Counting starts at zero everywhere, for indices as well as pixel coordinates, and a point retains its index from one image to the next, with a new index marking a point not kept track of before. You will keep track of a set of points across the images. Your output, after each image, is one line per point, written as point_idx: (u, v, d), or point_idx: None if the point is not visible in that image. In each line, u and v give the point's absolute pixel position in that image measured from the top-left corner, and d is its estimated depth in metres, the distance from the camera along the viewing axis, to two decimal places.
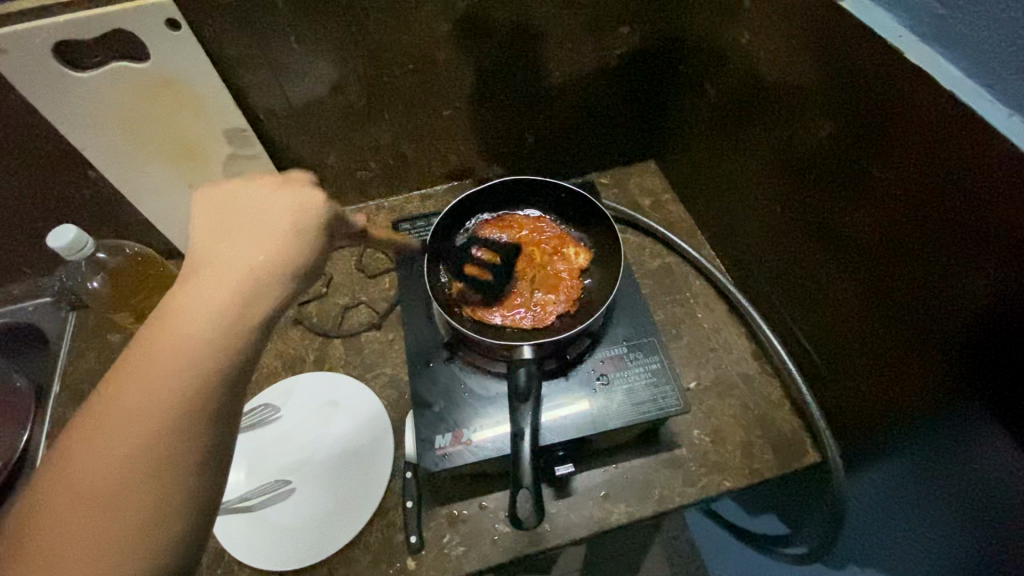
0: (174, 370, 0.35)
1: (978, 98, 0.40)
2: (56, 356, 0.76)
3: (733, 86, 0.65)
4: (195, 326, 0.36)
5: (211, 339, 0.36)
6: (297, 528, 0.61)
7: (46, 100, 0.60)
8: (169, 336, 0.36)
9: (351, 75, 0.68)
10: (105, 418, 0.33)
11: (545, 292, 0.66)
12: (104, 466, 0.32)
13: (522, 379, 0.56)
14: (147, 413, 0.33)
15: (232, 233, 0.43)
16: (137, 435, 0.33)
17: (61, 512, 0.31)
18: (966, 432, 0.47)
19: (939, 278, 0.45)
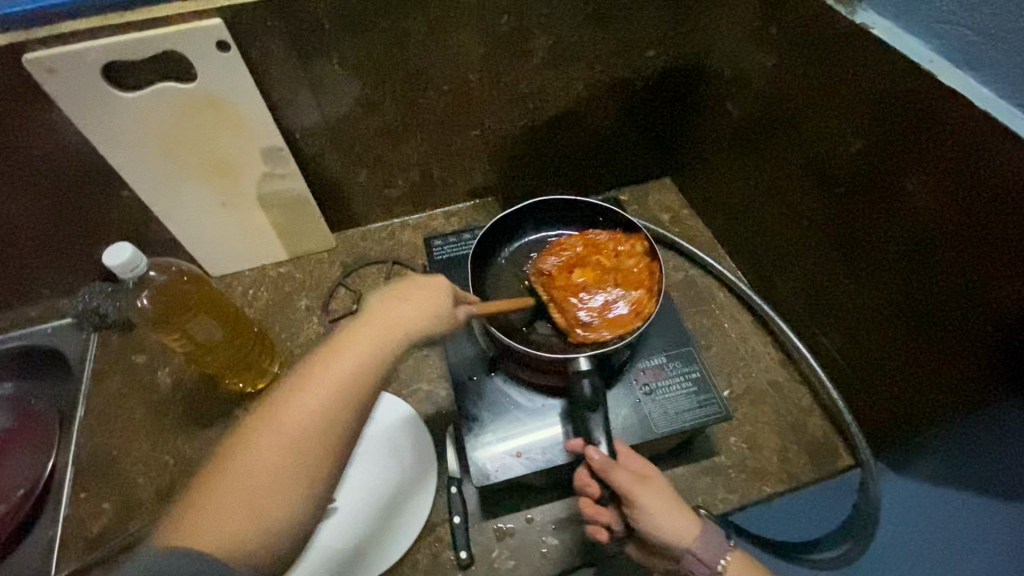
0: (318, 406, 0.42)
1: (1012, 117, 0.43)
2: (79, 378, 0.75)
3: (758, 106, 0.68)
4: (338, 369, 0.43)
5: (326, 428, 0.42)
6: (342, 547, 0.60)
7: (89, 118, 0.60)
8: (309, 387, 0.42)
9: (389, 96, 0.70)
10: (266, 430, 0.41)
11: (633, 289, 0.66)
12: (259, 470, 0.39)
13: (588, 391, 0.57)
14: (290, 440, 0.41)
15: (371, 315, 0.48)
16: (288, 452, 0.40)
17: (222, 497, 0.38)
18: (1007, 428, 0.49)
19: (976, 283, 0.48)
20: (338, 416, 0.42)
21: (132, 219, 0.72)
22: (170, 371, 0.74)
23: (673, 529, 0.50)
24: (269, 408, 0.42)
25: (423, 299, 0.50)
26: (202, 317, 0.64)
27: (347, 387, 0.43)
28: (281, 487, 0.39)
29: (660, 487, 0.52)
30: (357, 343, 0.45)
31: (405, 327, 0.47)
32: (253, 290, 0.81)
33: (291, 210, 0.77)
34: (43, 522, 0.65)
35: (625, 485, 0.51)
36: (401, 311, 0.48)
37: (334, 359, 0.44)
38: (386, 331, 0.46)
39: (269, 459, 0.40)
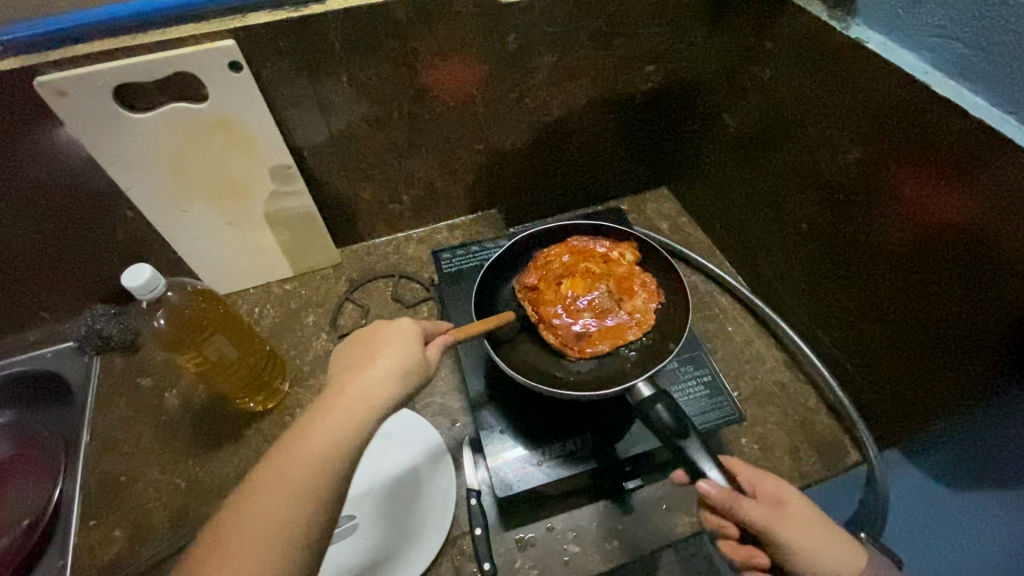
0: (276, 509, 0.40)
1: (1005, 124, 0.46)
2: (82, 403, 0.73)
3: (755, 117, 0.71)
4: (297, 469, 0.42)
5: (290, 529, 0.40)
6: (364, 564, 0.59)
7: (98, 140, 0.60)
8: (266, 488, 0.41)
9: (396, 113, 0.71)
10: (225, 540, 0.39)
11: (628, 296, 0.68)
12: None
13: (666, 416, 0.54)
14: (247, 547, 0.39)
15: (340, 390, 0.46)
16: (248, 563, 0.39)
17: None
18: (1001, 420, 0.51)
19: (975, 282, 0.50)
20: (306, 515, 0.41)
21: (138, 239, 0.71)
22: (178, 393, 0.73)
23: (833, 562, 0.46)
24: (229, 512, 0.41)
25: (392, 358, 0.48)
26: (221, 337, 0.62)
27: (306, 479, 0.41)
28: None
29: (807, 515, 0.48)
30: (320, 427, 0.43)
31: (365, 392, 0.45)
32: (259, 308, 0.80)
33: (298, 227, 0.77)
34: (50, 552, 0.63)
35: (762, 520, 0.47)
36: (364, 376, 0.46)
37: (295, 451, 0.42)
38: (354, 411, 0.44)
39: (229, 571, 0.38)
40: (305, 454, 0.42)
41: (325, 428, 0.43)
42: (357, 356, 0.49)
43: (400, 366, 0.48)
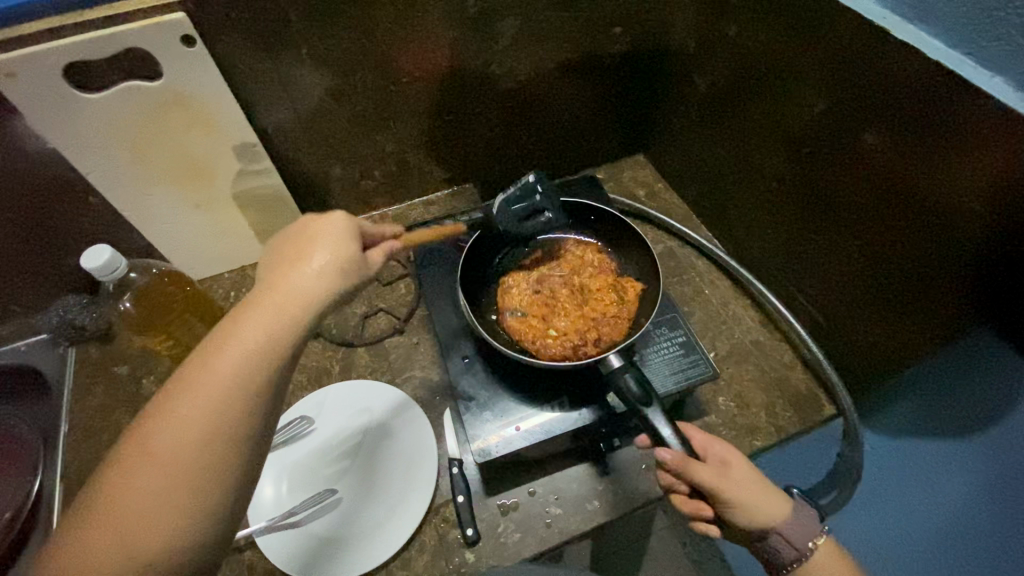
0: (209, 398, 0.36)
1: (962, 64, 0.46)
2: (59, 394, 0.73)
3: (722, 76, 0.71)
4: (231, 362, 0.37)
5: (223, 426, 0.36)
6: (345, 534, 0.60)
7: (51, 123, 0.58)
8: (191, 391, 0.36)
9: (360, 86, 0.70)
10: (147, 438, 0.35)
11: (599, 323, 0.66)
12: (145, 485, 0.34)
13: (634, 387, 0.53)
14: (173, 447, 0.35)
15: (275, 284, 0.41)
16: (177, 467, 0.35)
17: (99, 527, 0.33)
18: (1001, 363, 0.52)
19: (938, 227, 0.51)
20: (238, 411, 0.37)
21: (103, 226, 0.70)
22: (156, 379, 0.72)
23: (765, 515, 0.50)
24: (153, 410, 0.36)
25: (332, 253, 0.44)
26: (193, 320, 0.64)
27: (238, 375, 0.37)
28: (179, 497, 0.35)
29: (746, 476, 0.52)
30: (253, 320, 0.39)
31: (306, 288, 0.42)
32: (234, 292, 0.80)
33: (267, 207, 0.76)
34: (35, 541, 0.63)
35: (712, 480, 0.50)
36: (303, 275, 0.42)
37: (230, 344, 0.38)
38: (292, 305, 0.41)
39: (157, 468, 0.34)
40: (237, 343, 0.38)
41: (259, 319, 0.39)
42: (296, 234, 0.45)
43: (340, 266, 0.44)
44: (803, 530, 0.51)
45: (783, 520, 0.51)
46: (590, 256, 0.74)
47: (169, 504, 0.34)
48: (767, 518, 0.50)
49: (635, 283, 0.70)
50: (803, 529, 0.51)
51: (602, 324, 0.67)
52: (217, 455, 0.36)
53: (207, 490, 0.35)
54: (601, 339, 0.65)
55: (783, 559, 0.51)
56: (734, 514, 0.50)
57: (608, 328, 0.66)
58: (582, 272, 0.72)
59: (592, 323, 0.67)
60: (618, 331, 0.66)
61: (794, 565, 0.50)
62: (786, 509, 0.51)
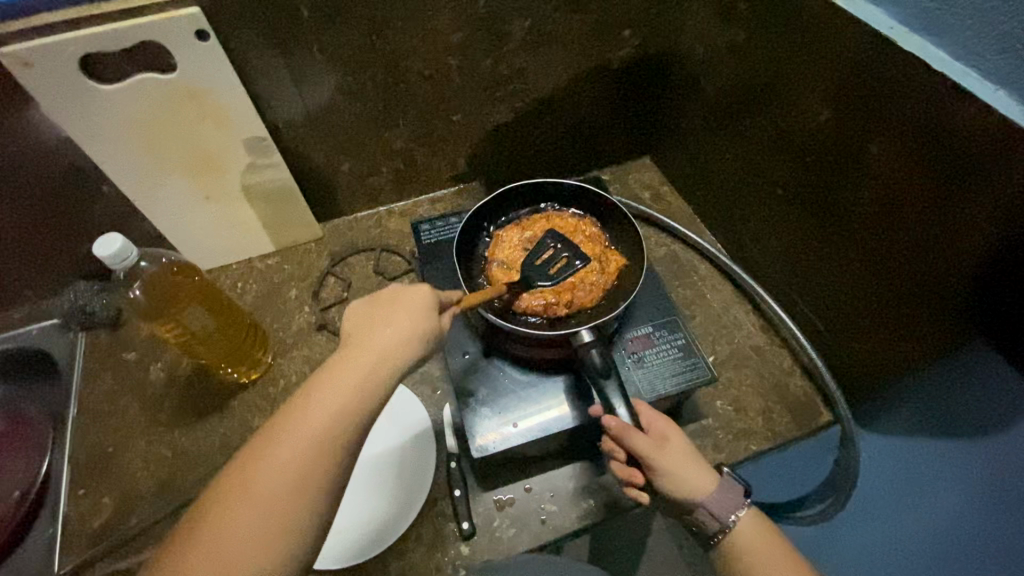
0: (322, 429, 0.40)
1: (967, 77, 0.46)
2: (69, 378, 0.74)
3: (729, 83, 0.71)
4: (327, 414, 0.41)
5: (315, 477, 0.39)
6: (354, 528, 0.61)
7: (68, 114, 0.59)
8: (288, 443, 0.39)
9: (369, 83, 0.71)
10: (246, 483, 0.39)
11: (577, 288, 0.66)
12: (244, 527, 0.38)
13: (597, 360, 0.56)
14: (272, 493, 0.38)
15: (358, 344, 0.44)
16: (262, 511, 0.38)
17: (201, 560, 0.36)
18: (988, 381, 0.50)
19: (939, 240, 0.51)
20: (328, 464, 0.40)
21: (115, 215, 0.71)
22: (163, 366, 0.74)
23: (690, 485, 0.52)
24: (251, 454, 0.40)
25: (417, 313, 0.47)
26: (196, 306, 0.64)
27: (332, 430, 0.40)
28: (270, 543, 0.38)
29: (679, 449, 0.54)
30: (345, 378, 0.42)
31: (394, 346, 0.44)
32: (241, 284, 0.81)
33: (276, 200, 0.77)
34: (43, 520, 0.65)
35: (644, 448, 0.52)
36: (391, 333, 0.45)
37: (323, 399, 0.41)
38: (382, 363, 0.43)
39: (257, 513, 0.38)
40: (344, 380, 0.42)
41: (352, 375, 0.42)
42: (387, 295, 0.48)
43: (426, 326, 0.46)
44: (727, 501, 0.52)
45: (708, 492, 0.52)
46: (583, 225, 0.72)
47: (263, 548, 0.37)
48: (692, 489, 0.52)
49: (620, 257, 0.69)
50: (726, 501, 0.52)
51: (580, 288, 0.66)
52: (305, 506, 0.39)
53: (293, 535, 0.38)
54: (574, 303, 0.65)
55: (708, 528, 0.53)
56: (662, 481, 0.52)
57: (584, 291, 0.65)
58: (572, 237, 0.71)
59: (570, 284, 0.66)
60: (593, 296, 0.65)
61: (717, 536, 0.53)
62: (712, 482, 0.53)
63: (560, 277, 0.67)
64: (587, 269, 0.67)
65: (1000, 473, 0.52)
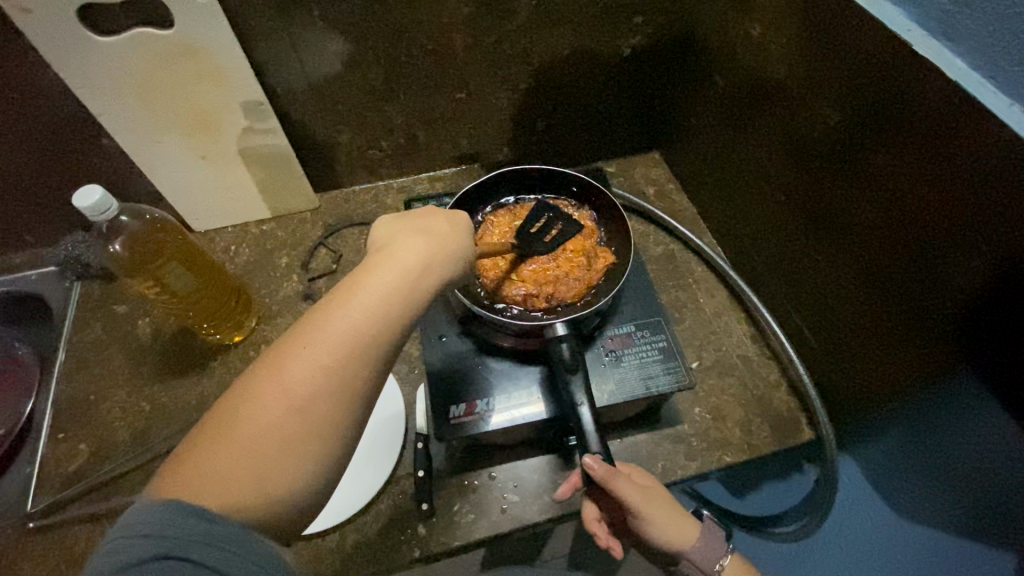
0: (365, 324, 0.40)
1: (982, 88, 0.43)
2: (60, 325, 0.76)
3: (741, 79, 0.68)
4: (360, 314, 0.40)
5: (349, 376, 0.39)
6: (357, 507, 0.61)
7: (66, 64, 0.59)
8: (321, 341, 0.39)
9: (370, 54, 0.69)
10: (277, 378, 0.37)
11: (559, 284, 0.65)
12: (275, 422, 0.37)
13: (567, 355, 0.54)
14: (306, 389, 0.37)
15: (387, 256, 0.44)
16: (297, 410, 0.37)
17: (228, 459, 0.35)
18: (978, 413, 0.49)
19: (938, 262, 0.48)
20: (361, 363, 0.39)
21: (112, 168, 0.72)
22: (150, 321, 0.75)
23: (676, 537, 0.48)
24: (278, 357, 0.38)
25: (445, 232, 0.48)
26: (177, 266, 0.64)
27: (363, 330, 0.40)
28: (305, 437, 0.37)
29: (661, 495, 0.49)
30: (375, 282, 0.42)
31: (425, 260, 0.45)
32: (234, 247, 0.82)
33: (272, 165, 0.77)
34: (24, 459, 0.67)
35: (634, 499, 0.46)
36: (420, 249, 0.45)
37: (351, 304, 0.40)
38: (412, 270, 0.44)
39: (291, 409, 0.37)
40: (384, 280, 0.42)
41: (383, 281, 0.42)
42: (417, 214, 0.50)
43: (451, 247, 0.47)
44: (710, 549, 0.50)
45: (692, 541, 0.49)
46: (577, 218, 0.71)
47: (297, 442, 0.37)
48: (678, 538, 0.48)
49: (608, 256, 0.67)
50: (710, 550, 0.50)
51: (562, 284, 0.65)
52: (338, 404, 0.38)
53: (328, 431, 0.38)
54: (553, 299, 0.64)
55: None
56: (648, 534, 0.48)
57: (565, 287, 0.65)
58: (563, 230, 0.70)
59: (553, 277, 0.66)
60: (573, 292, 0.64)
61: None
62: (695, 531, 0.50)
63: (543, 271, 0.66)
64: (572, 265, 0.67)
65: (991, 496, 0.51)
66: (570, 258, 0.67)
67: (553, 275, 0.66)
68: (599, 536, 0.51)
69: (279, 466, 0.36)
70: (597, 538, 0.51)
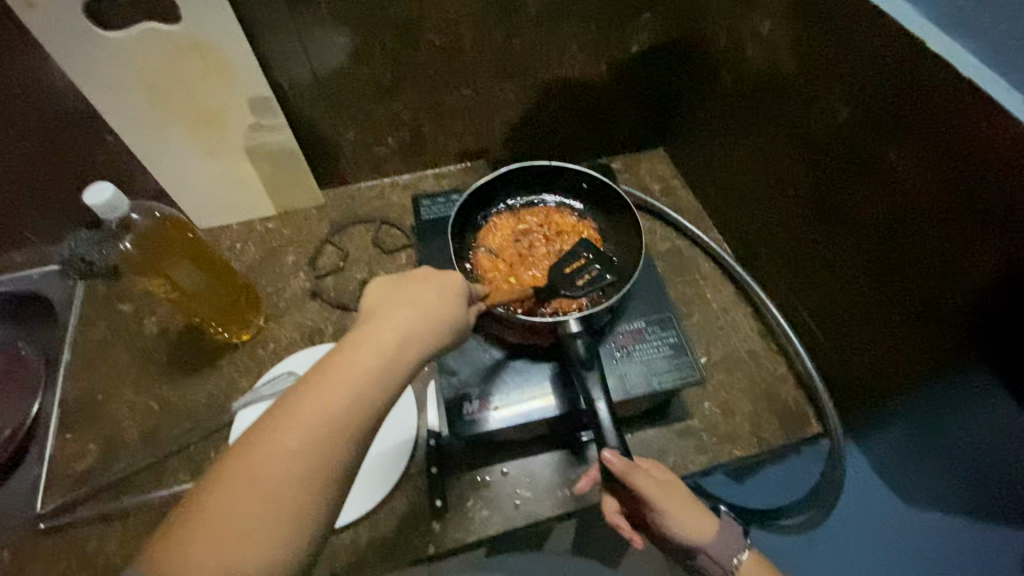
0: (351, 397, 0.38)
1: (995, 85, 0.43)
2: (64, 325, 0.75)
3: (749, 75, 0.68)
4: (338, 396, 0.38)
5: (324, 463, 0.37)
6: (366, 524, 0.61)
7: (71, 59, 0.59)
8: (295, 422, 0.37)
9: (378, 49, 0.69)
10: (253, 462, 0.36)
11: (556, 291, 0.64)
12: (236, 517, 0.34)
13: (581, 352, 0.54)
14: (282, 473, 0.36)
15: (377, 324, 0.42)
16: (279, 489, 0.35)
17: (199, 542, 0.34)
18: (992, 408, 0.49)
19: (952, 259, 0.48)
20: (337, 447, 0.37)
21: (116, 165, 0.71)
22: (157, 320, 0.74)
23: (695, 531, 0.48)
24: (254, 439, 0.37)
25: (434, 300, 0.45)
26: (187, 263, 0.64)
27: (350, 407, 0.38)
28: (278, 519, 0.35)
29: (681, 489, 0.49)
30: (356, 360, 0.40)
31: (409, 332, 0.42)
32: (239, 245, 0.81)
33: (278, 162, 0.76)
34: (31, 461, 0.67)
35: (654, 492, 0.47)
36: (411, 317, 0.43)
37: (339, 375, 0.38)
38: (396, 345, 0.41)
39: (267, 491, 0.35)
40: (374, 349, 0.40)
41: (364, 359, 0.40)
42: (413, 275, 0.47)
43: (440, 318, 0.45)
44: (728, 545, 0.50)
45: (711, 535, 0.49)
46: (583, 226, 0.71)
47: (269, 524, 0.35)
48: (695, 534, 0.48)
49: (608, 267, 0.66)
50: (729, 546, 0.50)
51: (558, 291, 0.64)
52: (316, 486, 0.36)
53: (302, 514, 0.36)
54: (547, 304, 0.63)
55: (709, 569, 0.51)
56: (667, 528, 0.48)
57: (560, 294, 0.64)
58: (567, 237, 0.69)
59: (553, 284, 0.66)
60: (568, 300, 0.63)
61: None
62: (714, 527, 0.49)
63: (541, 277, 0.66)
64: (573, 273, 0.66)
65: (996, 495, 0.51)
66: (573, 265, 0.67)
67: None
68: (621, 529, 0.52)
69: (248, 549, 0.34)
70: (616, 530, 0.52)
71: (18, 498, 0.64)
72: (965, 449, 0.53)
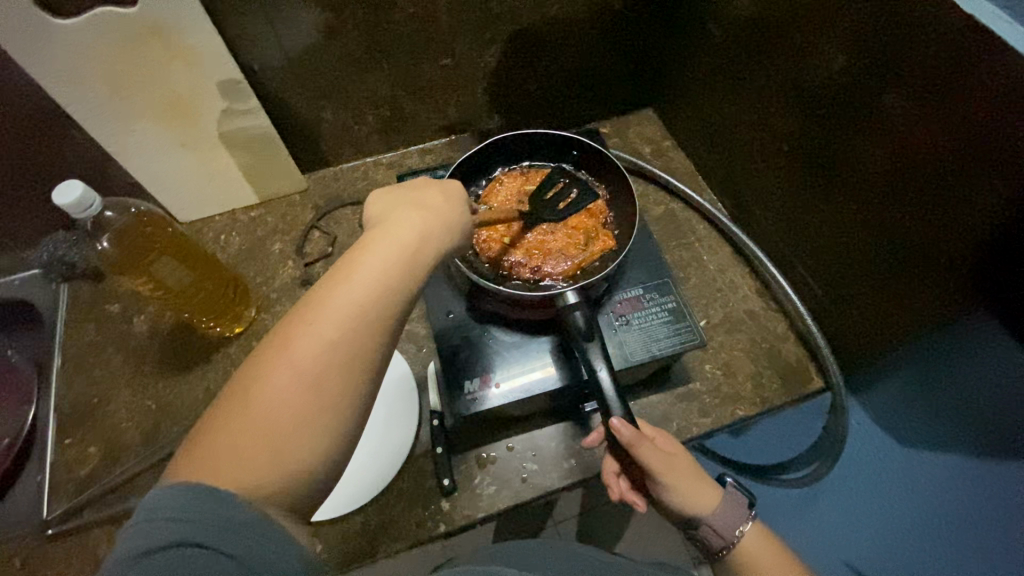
0: (365, 297, 0.38)
1: (997, 20, 0.41)
2: (53, 329, 0.74)
3: (738, 25, 0.66)
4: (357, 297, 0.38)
5: (356, 354, 0.37)
6: (373, 463, 0.62)
7: (26, 53, 0.56)
8: (324, 321, 0.37)
9: (350, 22, 0.65)
10: (278, 365, 0.35)
11: (549, 259, 0.64)
12: (271, 421, 0.34)
13: (581, 324, 0.53)
14: (313, 368, 0.35)
15: (386, 230, 0.42)
16: (311, 390, 0.35)
17: (242, 452, 0.33)
18: (992, 352, 0.48)
19: (954, 199, 0.47)
20: (365, 343, 0.37)
21: (88, 163, 0.69)
22: (147, 318, 0.73)
23: (694, 502, 0.48)
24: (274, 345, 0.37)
25: (441, 203, 0.46)
26: (168, 259, 0.64)
27: (367, 307, 0.38)
28: (314, 420, 0.35)
29: (685, 462, 0.49)
30: (372, 259, 0.40)
31: (426, 234, 0.43)
32: (224, 236, 0.79)
33: (255, 148, 0.74)
34: (33, 468, 0.66)
35: (654, 465, 0.47)
36: (421, 222, 0.43)
37: (355, 280, 0.38)
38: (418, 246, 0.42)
39: (303, 387, 0.35)
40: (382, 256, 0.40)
41: (384, 261, 0.40)
42: (417, 186, 0.47)
43: (449, 220, 0.45)
44: (731, 517, 0.48)
45: (711, 508, 0.48)
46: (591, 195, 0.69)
47: (305, 428, 0.35)
48: (693, 503, 0.48)
49: (607, 240, 0.65)
50: (731, 518, 0.48)
51: (550, 258, 0.65)
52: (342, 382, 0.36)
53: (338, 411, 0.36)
54: (539, 272, 0.64)
55: (711, 546, 0.49)
56: (666, 498, 0.48)
57: (553, 262, 0.64)
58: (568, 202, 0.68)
59: (547, 249, 0.65)
60: (559, 269, 0.64)
61: (722, 553, 0.48)
62: (715, 499, 0.49)
63: (537, 240, 0.66)
64: (571, 241, 0.65)
65: (998, 444, 0.51)
66: (571, 232, 0.66)
67: (549, 247, 0.65)
68: (613, 487, 0.53)
69: (294, 445, 0.34)
70: (611, 488, 0.53)
71: (24, 506, 0.64)
72: (971, 396, 0.52)
